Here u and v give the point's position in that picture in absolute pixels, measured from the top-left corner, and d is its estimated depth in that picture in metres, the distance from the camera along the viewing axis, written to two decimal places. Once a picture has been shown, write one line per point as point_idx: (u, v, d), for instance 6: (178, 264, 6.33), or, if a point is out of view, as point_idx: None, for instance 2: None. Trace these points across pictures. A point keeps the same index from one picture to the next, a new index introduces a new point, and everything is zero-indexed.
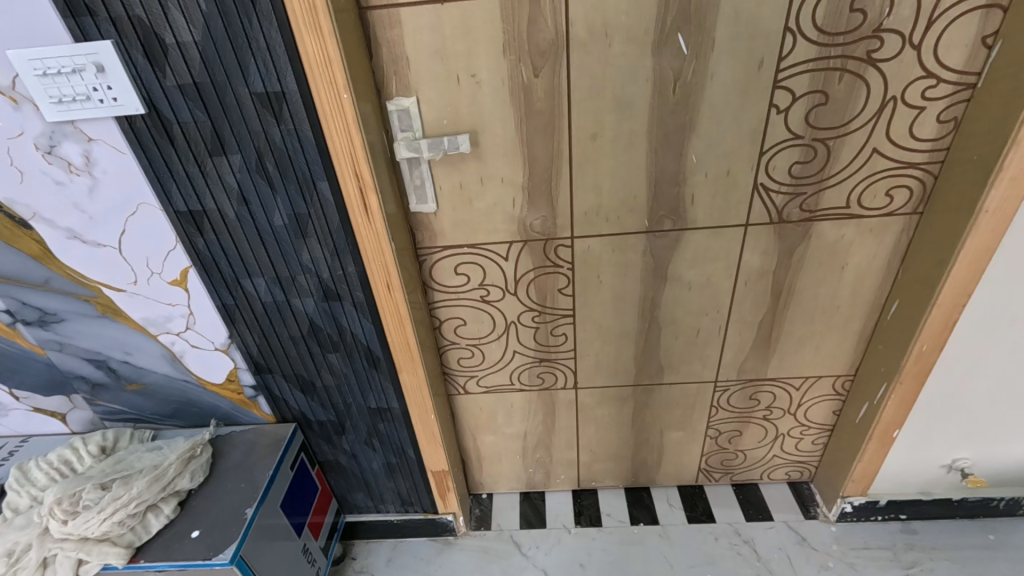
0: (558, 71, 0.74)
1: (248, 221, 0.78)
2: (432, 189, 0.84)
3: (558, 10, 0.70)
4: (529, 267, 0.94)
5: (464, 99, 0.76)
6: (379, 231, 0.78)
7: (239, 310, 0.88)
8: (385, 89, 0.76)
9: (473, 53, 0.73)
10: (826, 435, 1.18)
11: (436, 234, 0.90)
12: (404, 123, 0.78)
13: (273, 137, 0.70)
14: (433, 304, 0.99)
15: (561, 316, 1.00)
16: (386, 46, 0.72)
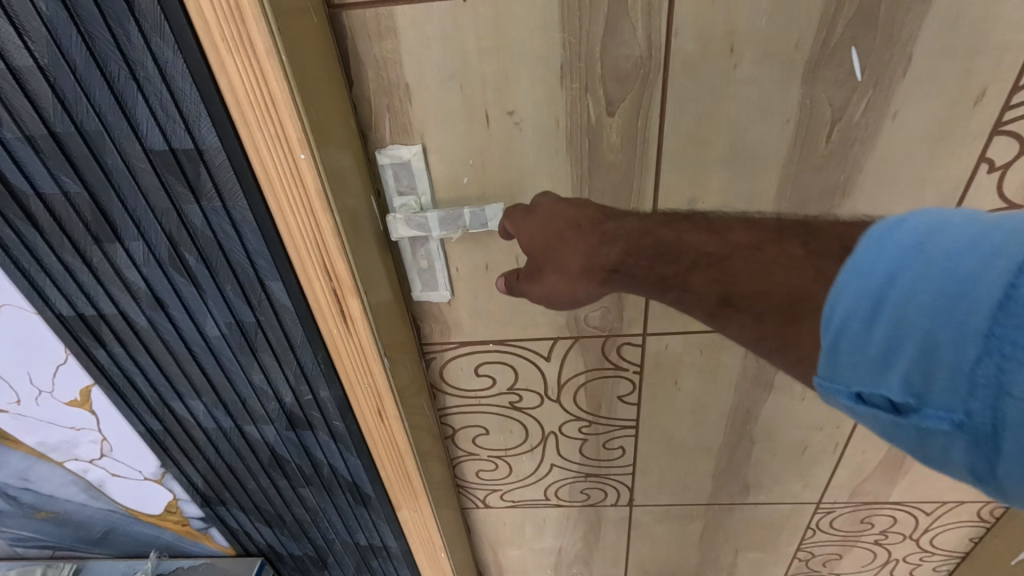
0: (646, 108, 0.46)
1: (168, 330, 0.52)
2: (445, 272, 0.57)
3: (655, 9, 0.42)
4: (580, 370, 0.67)
5: (494, 146, 0.49)
6: (364, 348, 0.51)
7: (171, 436, 0.62)
8: (373, 132, 0.49)
9: (512, 79, 0.45)
10: (952, 562, 0.90)
11: (449, 329, 0.63)
12: (403, 183, 0.51)
13: (192, 216, 0.44)
14: (443, 410, 0.73)
15: (618, 427, 0.74)
16: (374, 67, 0.45)
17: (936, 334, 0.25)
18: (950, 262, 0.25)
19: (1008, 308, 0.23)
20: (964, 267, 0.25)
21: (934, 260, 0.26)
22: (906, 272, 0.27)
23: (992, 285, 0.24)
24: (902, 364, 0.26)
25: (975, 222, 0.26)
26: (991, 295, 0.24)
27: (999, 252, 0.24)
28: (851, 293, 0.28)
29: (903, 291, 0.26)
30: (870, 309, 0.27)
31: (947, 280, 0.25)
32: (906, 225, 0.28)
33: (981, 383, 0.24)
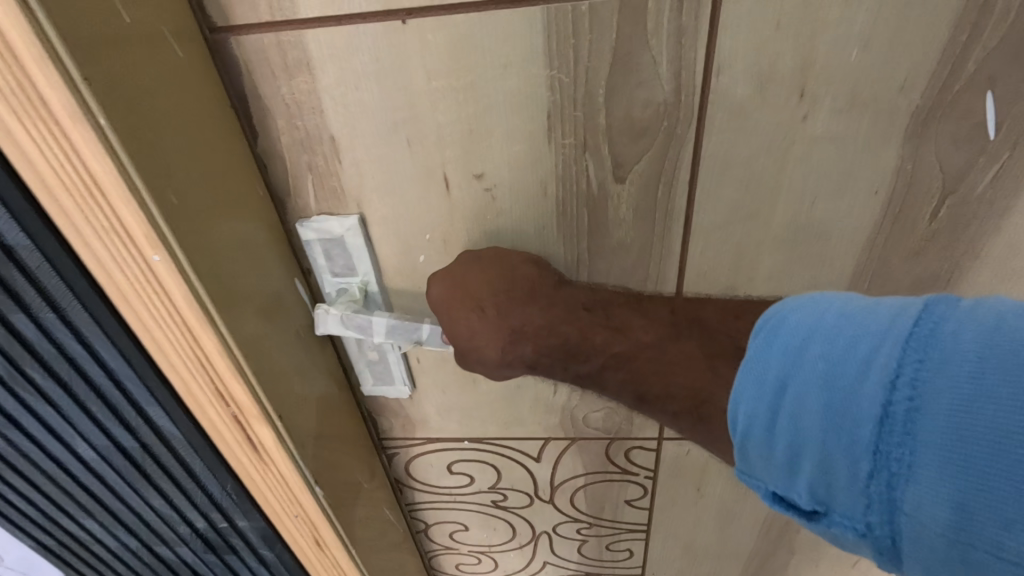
0: (672, 174, 0.32)
1: (33, 451, 0.39)
2: (402, 366, 0.44)
3: (689, 35, 0.28)
4: (578, 472, 0.54)
5: (458, 218, 0.35)
6: (286, 479, 0.38)
7: (70, 553, 0.50)
8: (291, 198, 0.35)
9: (479, 132, 0.32)
10: None
11: (413, 424, 0.50)
12: (339, 263, 0.38)
13: (21, 328, 0.31)
14: (412, 505, 0.60)
15: (625, 531, 0.60)
16: (285, 114, 0.32)
17: (829, 450, 0.22)
18: (829, 368, 0.22)
19: (892, 427, 0.20)
20: (844, 373, 0.22)
21: (817, 365, 0.22)
22: (791, 378, 0.23)
23: (873, 398, 0.21)
24: (805, 476, 0.23)
25: (851, 311, 0.23)
26: (875, 410, 0.20)
27: (872, 359, 0.21)
28: (749, 399, 0.24)
29: (790, 401, 0.23)
30: (765, 418, 0.24)
31: (829, 390, 0.22)
32: (787, 320, 0.24)
33: (879, 500, 0.21)
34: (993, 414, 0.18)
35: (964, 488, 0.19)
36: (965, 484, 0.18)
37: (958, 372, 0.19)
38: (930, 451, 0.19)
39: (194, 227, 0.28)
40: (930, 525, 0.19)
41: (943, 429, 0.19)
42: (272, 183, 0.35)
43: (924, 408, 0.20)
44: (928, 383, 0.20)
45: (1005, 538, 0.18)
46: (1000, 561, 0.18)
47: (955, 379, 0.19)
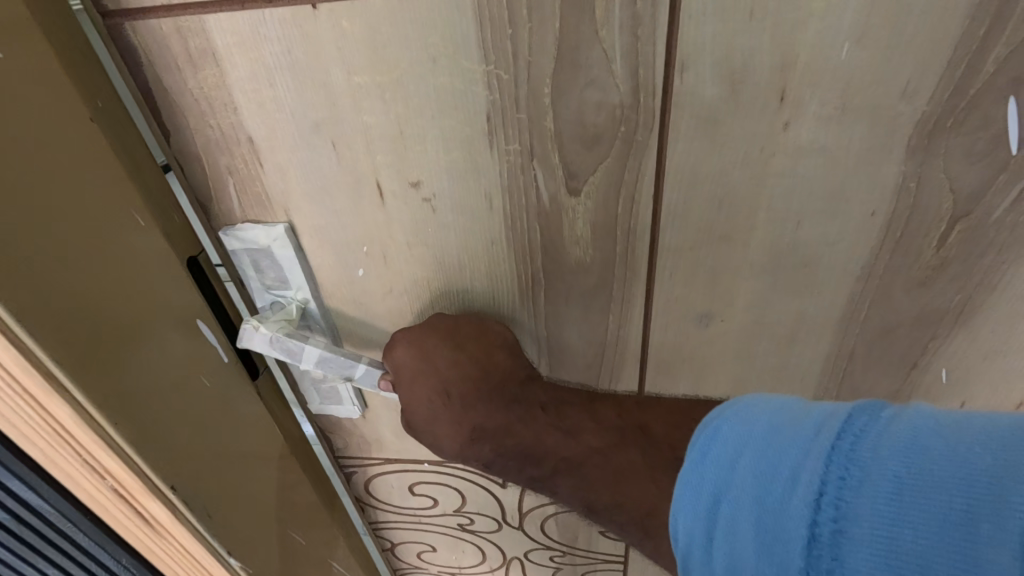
0: (633, 186, 0.28)
1: None
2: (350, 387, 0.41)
3: (646, 26, 0.23)
4: (548, 500, 0.50)
5: (395, 230, 0.31)
6: (187, 548, 0.34)
7: None
8: (213, 203, 0.32)
9: (410, 135, 0.28)
10: None
11: (369, 444, 0.47)
12: (270, 276, 0.34)
13: None
14: (376, 524, 0.57)
15: (601, 562, 0.56)
16: (197, 110, 0.28)
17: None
18: (757, 480, 0.19)
19: (823, 555, 0.17)
20: (771, 489, 0.19)
21: (745, 475, 0.20)
22: (718, 494, 0.20)
23: (800, 521, 0.18)
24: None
25: (778, 415, 0.20)
26: (804, 536, 0.18)
27: (801, 472, 0.18)
28: (679, 513, 0.21)
29: (720, 518, 0.20)
30: (695, 537, 0.20)
31: (759, 510, 0.19)
32: (713, 419, 0.21)
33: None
34: (928, 545, 0.16)
35: None
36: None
37: (886, 491, 0.17)
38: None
39: (40, 280, 0.23)
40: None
41: (875, 562, 0.16)
42: (171, 234, 0.30)
43: (854, 534, 0.17)
44: (859, 505, 0.17)
45: None
46: None
47: (881, 499, 0.17)
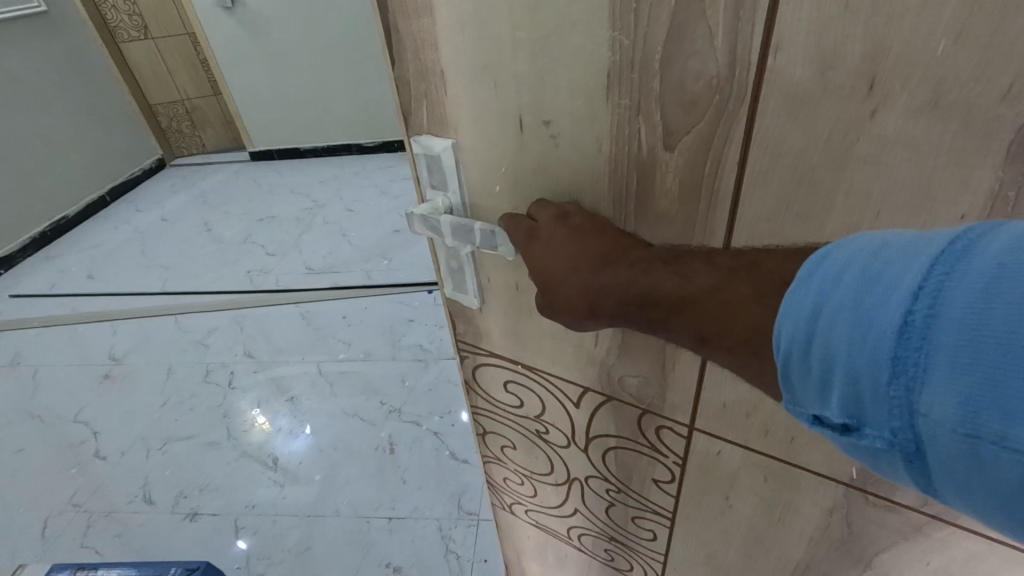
0: (719, 153, 0.34)
1: None
2: (474, 278, 0.53)
3: (748, 9, 0.29)
4: (611, 432, 0.58)
5: (527, 159, 0.42)
6: None
7: None
8: (411, 119, 0.45)
9: (548, 85, 0.37)
10: None
11: (480, 336, 0.59)
12: (435, 177, 0.47)
13: None
14: (474, 408, 0.70)
15: (648, 508, 0.63)
16: (413, 49, 0.40)
17: (856, 361, 0.26)
18: (860, 290, 0.26)
19: (910, 335, 0.24)
20: (874, 292, 0.25)
21: (849, 287, 0.26)
22: (824, 303, 0.27)
23: (897, 311, 0.24)
24: (839, 389, 0.27)
25: (887, 241, 0.26)
26: (897, 320, 0.24)
27: (900, 279, 0.25)
28: (788, 324, 0.29)
29: (825, 322, 0.27)
30: (802, 339, 0.28)
31: (859, 310, 0.26)
32: (828, 254, 0.28)
33: (900, 404, 0.24)
34: (1002, 317, 0.21)
35: (973, 385, 0.22)
36: (975, 377, 0.22)
37: (976, 283, 0.22)
38: (946, 354, 0.22)
39: None
40: (943, 419, 0.23)
41: (957, 334, 0.22)
42: None
43: (938, 318, 0.23)
44: (948, 296, 0.23)
45: (1008, 425, 0.21)
46: (1008, 447, 0.21)
47: (971, 286, 0.22)
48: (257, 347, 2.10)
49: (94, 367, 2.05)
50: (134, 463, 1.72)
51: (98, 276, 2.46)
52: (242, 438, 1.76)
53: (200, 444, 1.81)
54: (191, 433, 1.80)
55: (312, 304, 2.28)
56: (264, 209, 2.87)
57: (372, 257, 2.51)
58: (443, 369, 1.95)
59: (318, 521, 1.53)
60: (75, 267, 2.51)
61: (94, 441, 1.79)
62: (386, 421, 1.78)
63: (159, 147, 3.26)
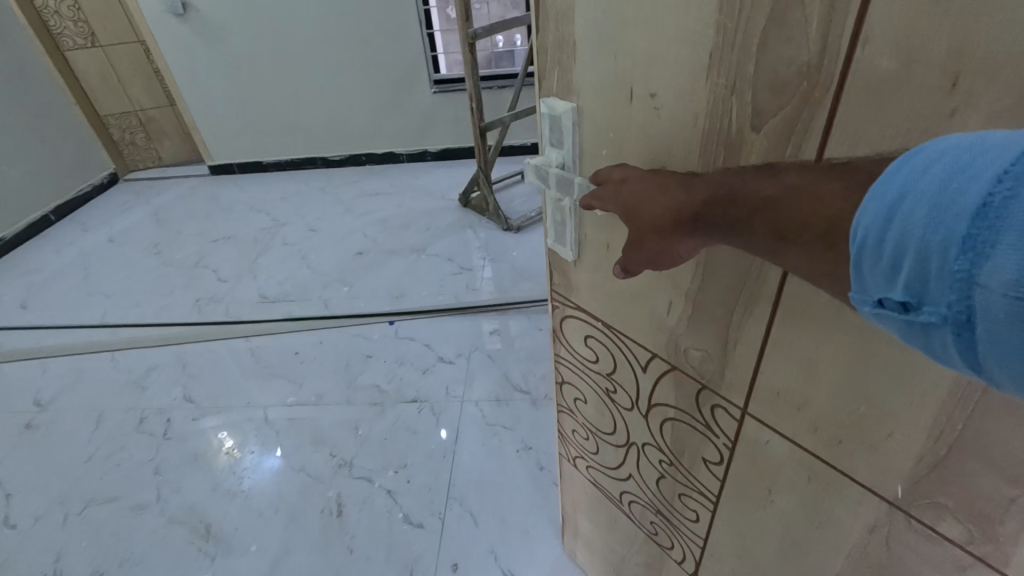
0: (803, 126, 0.53)
1: None
2: (573, 221, 0.93)
3: (842, 8, 0.46)
4: (670, 403, 0.97)
5: (634, 117, 0.70)
6: None
7: None
8: (548, 83, 0.81)
9: (655, 71, 0.65)
10: None
11: (559, 240, 0.99)
12: (555, 129, 0.83)
13: None
14: (569, 363, 1.17)
15: (691, 468, 1.01)
16: (560, 29, 0.73)
17: (931, 239, 0.36)
18: (947, 179, 0.36)
19: (986, 215, 0.33)
20: (959, 182, 0.35)
21: (935, 179, 0.36)
22: (909, 192, 0.38)
23: (980, 196, 0.34)
24: (908, 266, 0.38)
25: (977, 143, 0.36)
26: (979, 204, 0.34)
27: (985, 171, 0.34)
28: (870, 217, 0.40)
29: (907, 205, 0.37)
30: (880, 223, 0.39)
31: (942, 197, 0.36)
32: (914, 159, 0.39)
33: (962, 274, 0.34)
34: None
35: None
36: None
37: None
38: (1016, 231, 0.32)
39: None
40: (1003, 284, 0.32)
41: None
42: None
43: (1017, 201, 0.32)
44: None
45: None
46: None
47: None
48: (200, 387, 2.77)
49: (21, 414, 2.71)
50: (53, 525, 2.18)
51: (29, 307, 3.55)
52: (171, 500, 2.24)
53: (120, 509, 2.23)
54: (119, 496, 2.29)
55: (258, 342, 3.04)
56: (224, 232, 4.24)
57: (334, 284, 3.47)
58: (397, 416, 2.49)
59: (223, 564, 1.99)
60: (9, 300, 3.65)
61: (71, 485, 2.34)
62: (337, 474, 2.27)
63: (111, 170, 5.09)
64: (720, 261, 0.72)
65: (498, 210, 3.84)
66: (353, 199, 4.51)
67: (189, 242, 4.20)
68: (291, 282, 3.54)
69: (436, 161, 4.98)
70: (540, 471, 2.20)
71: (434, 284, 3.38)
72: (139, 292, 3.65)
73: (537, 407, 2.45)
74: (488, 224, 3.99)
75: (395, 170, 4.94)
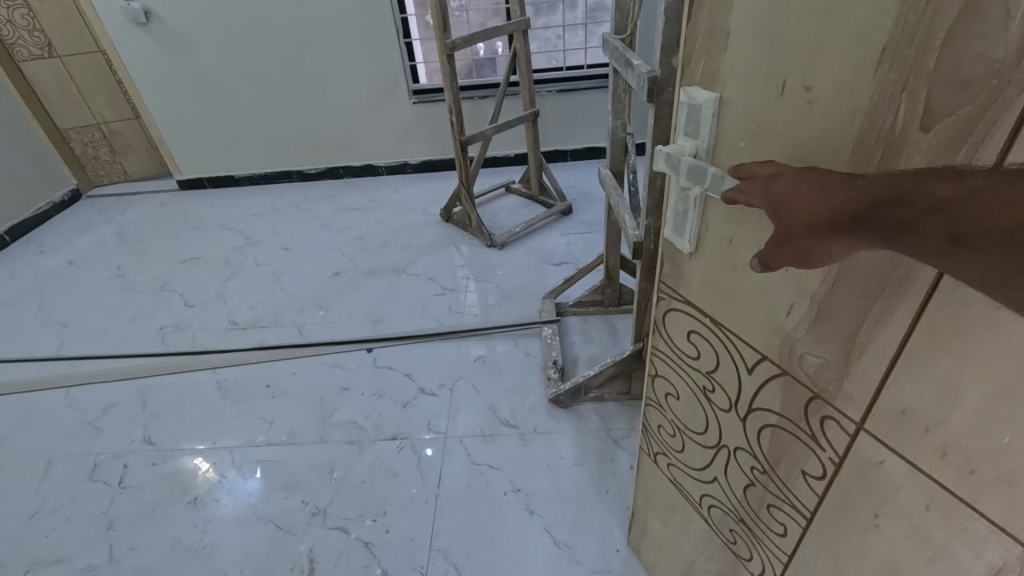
0: (981, 123, 0.57)
1: None
2: (695, 212, 1.04)
3: None
4: (774, 411, 1.06)
5: (785, 109, 0.78)
6: None
7: None
8: (696, 77, 0.93)
9: (814, 66, 0.73)
10: None
11: (678, 226, 1.09)
12: (694, 120, 0.94)
13: None
14: (672, 354, 1.31)
15: (786, 478, 1.10)
16: (717, 24, 0.85)
17: None
18: None
19: None
20: None
21: None
22: None
23: None
24: None
25: None
26: None
27: None
28: None
29: None
30: None
31: None
32: None
33: None
34: None
35: None
36: None
37: None
38: None
39: None
40: None
41: None
42: None
43: None
44: None
45: None
46: None
47: None
48: (160, 428, 2.56)
49: None
50: None
51: None
52: (125, 561, 2.03)
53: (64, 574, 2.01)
54: (67, 556, 2.07)
55: (223, 375, 2.83)
56: (195, 252, 4.02)
57: (309, 309, 3.26)
58: (374, 456, 2.30)
59: None
60: None
61: (10, 547, 2.11)
62: (309, 525, 2.08)
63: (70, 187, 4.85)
64: (852, 278, 0.79)
65: (482, 226, 3.68)
66: (329, 215, 4.31)
67: (155, 263, 3.95)
68: (263, 307, 3.33)
69: (417, 173, 4.81)
70: (529, 517, 2.03)
71: (416, 307, 3.20)
72: (97, 321, 3.39)
73: (524, 444, 2.29)
74: (469, 241, 3.83)
75: (373, 183, 4.75)
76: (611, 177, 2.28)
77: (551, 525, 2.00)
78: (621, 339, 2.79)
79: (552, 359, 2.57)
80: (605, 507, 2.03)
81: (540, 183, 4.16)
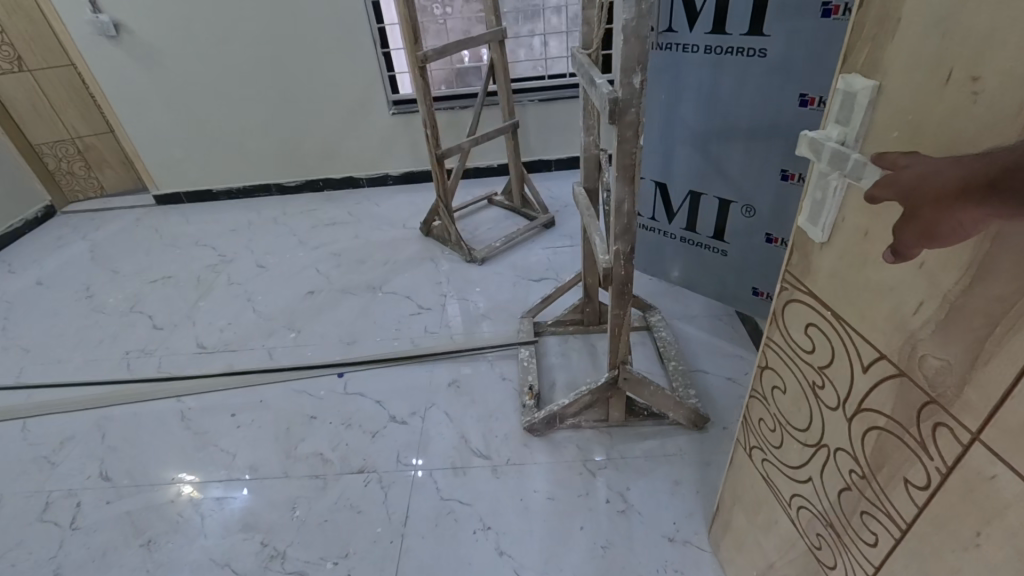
0: None
1: None
2: (833, 202, 0.97)
3: None
4: (884, 412, 0.98)
5: (946, 99, 0.75)
6: None
7: None
8: (855, 65, 0.89)
9: (987, 55, 0.69)
10: None
11: (811, 215, 1.04)
12: (849, 106, 0.89)
13: None
14: (785, 344, 1.24)
15: (886, 485, 1.02)
16: (885, 11, 0.81)
17: None
18: None
19: None
20: None
21: None
22: None
23: None
24: None
25: None
26: None
27: None
28: None
29: None
30: None
31: None
32: None
33: None
34: None
35: None
36: None
37: None
38: None
39: None
40: None
41: None
42: None
43: None
44: None
45: None
46: None
47: None
48: (119, 463, 2.43)
49: None
50: None
51: None
52: None
53: None
54: None
55: (185, 403, 2.71)
56: (170, 269, 3.91)
57: (281, 331, 3.14)
58: (340, 492, 2.20)
59: None
60: None
61: None
62: (266, 569, 1.96)
63: (39, 204, 4.79)
64: (1000, 269, 0.72)
65: (461, 240, 3.58)
66: (308, 230, 4.19)
67: (127, 281, 3.84)
68: (234, 330, 3.22)
69: (398, 184, 4.70)
70: (499, 557, 1.92)
71: (391, 327, 3.09)
72: (61, 345, 3.27)
73: (497, 477, 2.18)
74: (449, 255, 3.73)
75: (354, 196, 4.64)
76: (584, 196, 2.17)
77: (522, 566, 1.88)
78: (601, 361, 2.67)
79: (527, 384, 2.47)
80: (583, 545, 1.92)
81: (521, 195, 4.06)
